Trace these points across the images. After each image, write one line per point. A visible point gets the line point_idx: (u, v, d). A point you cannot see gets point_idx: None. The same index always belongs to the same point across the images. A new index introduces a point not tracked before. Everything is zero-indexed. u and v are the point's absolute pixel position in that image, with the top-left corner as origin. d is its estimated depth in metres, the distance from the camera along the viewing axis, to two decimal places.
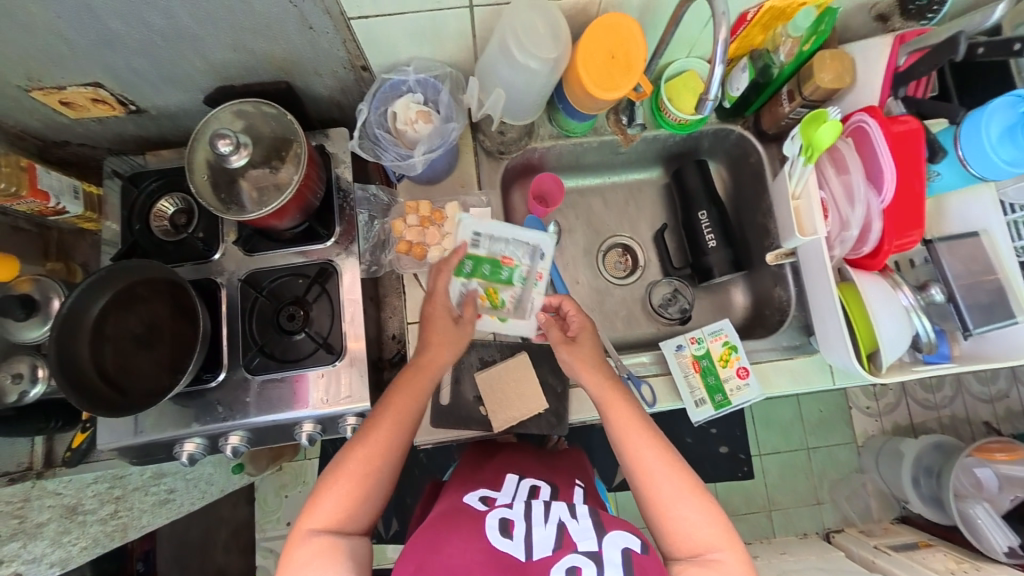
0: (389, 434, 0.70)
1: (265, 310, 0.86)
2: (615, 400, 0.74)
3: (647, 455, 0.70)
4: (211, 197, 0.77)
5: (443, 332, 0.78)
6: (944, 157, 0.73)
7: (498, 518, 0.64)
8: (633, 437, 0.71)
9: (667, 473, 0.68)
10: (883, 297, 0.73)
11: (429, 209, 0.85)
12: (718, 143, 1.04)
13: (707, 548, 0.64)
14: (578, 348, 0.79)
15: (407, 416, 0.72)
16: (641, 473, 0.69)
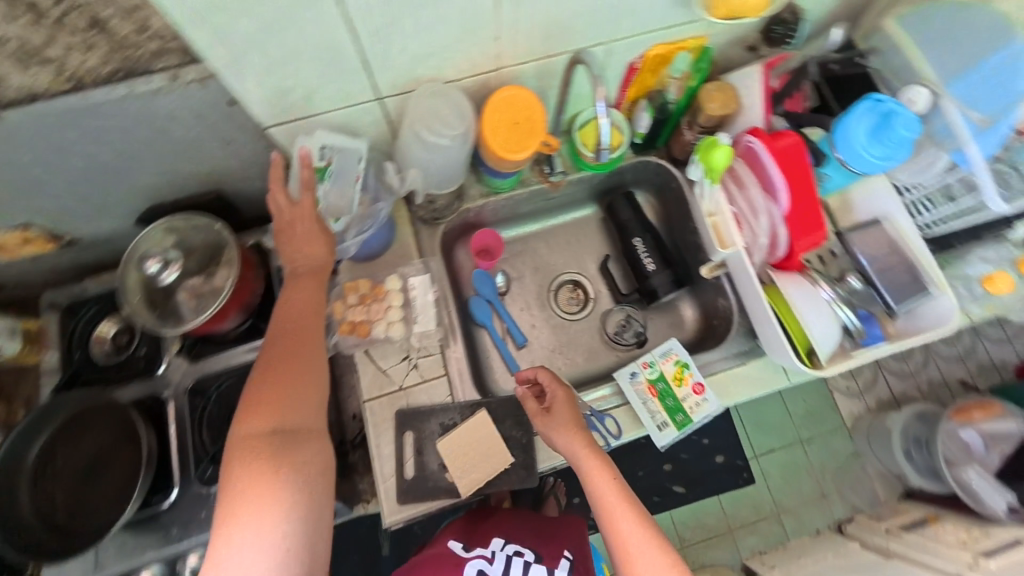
0: (309, 324, 0.73)
1: (214, 416, 0.85)
2: (598, 472, 0.73)
3: (631, 536, 0.69)
4: (148, 316, 0.77)
5: (314, 234, 0.77)
6: (827, 161, 0.80)
7: None
8: (615, 512, 0.71)
9: (648, 551, 0.68)
10: (809, 298, 0.77)
11: (368, 286, 0.88)
12: (641, 174, 1.10)
13: None
14: (555, 417, 0.78)
15: (313, 315, 0.74)
16: (624, 556, 0.68)
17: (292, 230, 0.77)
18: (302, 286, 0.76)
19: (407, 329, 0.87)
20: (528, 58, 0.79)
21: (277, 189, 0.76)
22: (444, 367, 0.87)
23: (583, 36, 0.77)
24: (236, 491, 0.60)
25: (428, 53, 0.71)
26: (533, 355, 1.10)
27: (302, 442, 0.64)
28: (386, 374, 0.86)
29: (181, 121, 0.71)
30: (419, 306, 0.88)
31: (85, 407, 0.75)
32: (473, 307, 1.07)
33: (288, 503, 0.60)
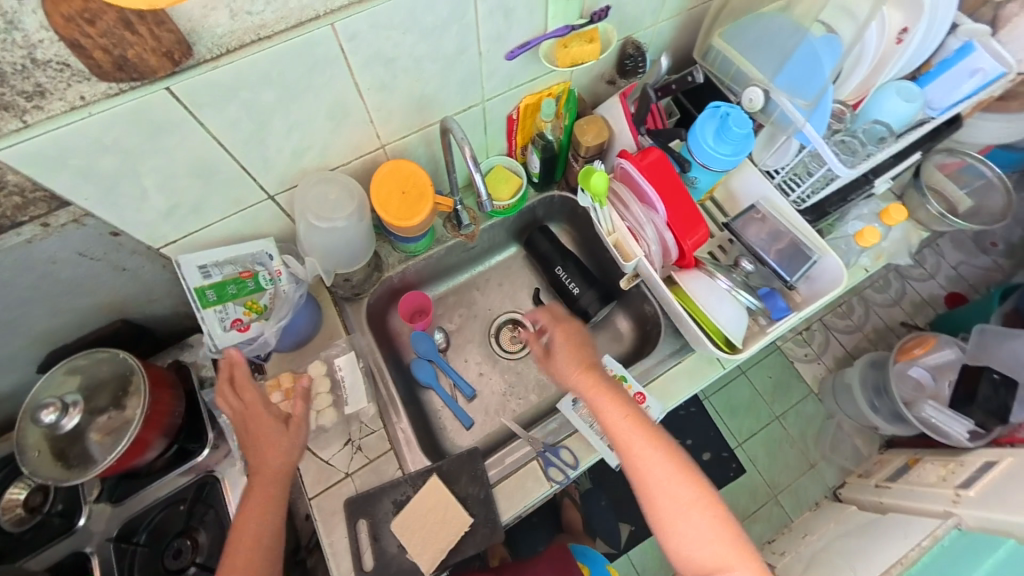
0: (263, 526, 0.74)
1: (146, 560, 0.82)
2: (610, 415, 0.78)
3: (652, 471, 0.74)
4: (55, 469, 0.73)
5: (269, 430, 0.77)
6: (690, 165, 0.88)
7: None
8: (637, 450, 0.75)
9: (672, 484, 0.73)
10: (709, 289, 0.84)
11: (290, 380, 0.85)
12: (550, 207, 1.17)
13: (711, 560, 0.70)
14: (557, 357, 0.85)
15: (267, 518, 0.75)
16: (645, 487, 0.74)
17: (252, 419, 0.78)
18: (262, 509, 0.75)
19: (338, 413, 0.87)
20: (407, 130, 0.83)
21: (228, 390, 0.78)
22: (389, 441, 0.87)
23: (450, 102, 0.83)
24: None
25: (304, 146, 0.74)
26: (487, 402, 1.10)
27: None
28: (330, 464, 0.85)
29: (64, 263, 0.71)
30: (346, 385, 0.88)
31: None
32: (416, 369, 1.07)
33: None
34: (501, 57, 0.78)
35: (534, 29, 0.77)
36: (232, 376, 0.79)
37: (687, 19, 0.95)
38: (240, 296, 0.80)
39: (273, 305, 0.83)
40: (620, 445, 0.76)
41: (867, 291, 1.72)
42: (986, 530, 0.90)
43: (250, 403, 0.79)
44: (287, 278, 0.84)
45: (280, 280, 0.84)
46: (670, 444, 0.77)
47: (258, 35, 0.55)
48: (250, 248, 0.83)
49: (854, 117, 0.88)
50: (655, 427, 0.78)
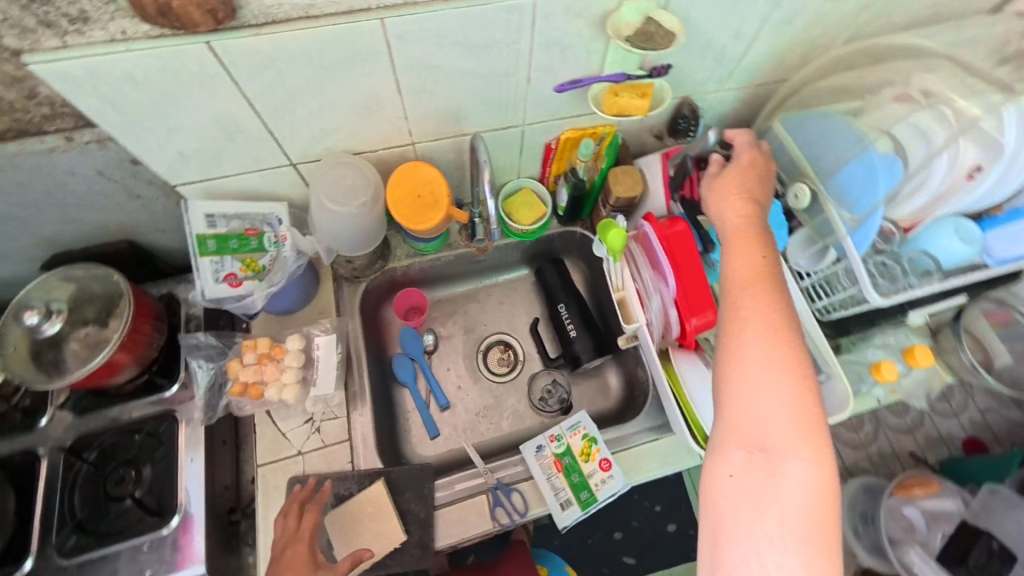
0: None
1: (88, 477, 0.81)
2: (734, 244, 0.65)
3: (750, 313, 0.58)
4: (28, 369, 0.75)
5: (301, 574, 0.70)
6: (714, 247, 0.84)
7: None
8: (744, 286, 0.60)
9: (766, 336, 0.56)
10: (701, 378, 0.80)
11: (267, 345, 0.85)
12: (568, 242, 1.15)
13: (766, 441, 0.52)
14: (723, 179, 0.73)
15: None
16: (733, 333, 0.58)
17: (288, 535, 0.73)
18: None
19: (303, 393, 0.85)
20: (439, 135, 0.84)
21: (290, 511, 0.75)
22: (348, 432, 0.86)
23: (486, 115, 0.83)
24: None
25: (333, 128, 0.75)
26: (457, 417, 1.08)
27: None
28: (286, 438, 0.85)
29: (81, 178, 0.74)
30: (320, 366, 0.86)
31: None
32: (396, 365, 1.06)
33: None
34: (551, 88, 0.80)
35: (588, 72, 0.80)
36: (300, 497, 0.77)
37: (750, 94, 0.95)
38: (239, 252, 0.81)
39: (270, 268, 0.84)
40: (731, 283, 0.61)
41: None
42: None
43: (302, 530, 0.73)
44: (290, 247, 0.85)
45: (283, 246, 0.85)
46: (793, 318, 0.58)
47: (306, 13, 0.56)
48: (261, 208, 0.84)
49: (902, 241, 0.82)
50: (783, 287, 0.60)
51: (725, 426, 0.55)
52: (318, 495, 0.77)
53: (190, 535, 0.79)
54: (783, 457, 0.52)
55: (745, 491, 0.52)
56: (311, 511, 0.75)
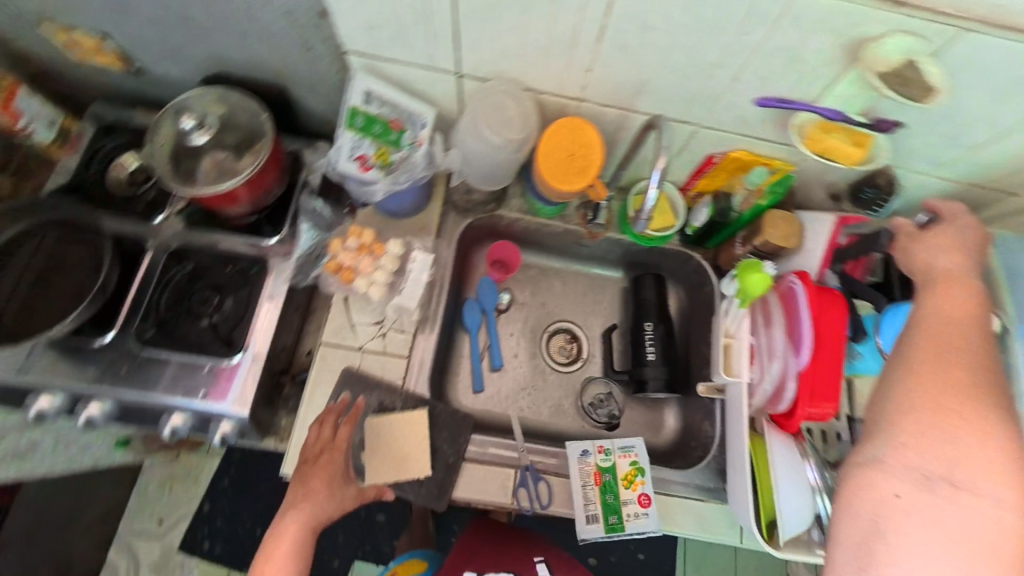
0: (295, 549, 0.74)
1: (180, 285, 0.87)
2: (944, 287, 0.60)
3: (960, 351, 0.53)
4: (166, 167, 0.79)
5: (330, 468, 0.78)
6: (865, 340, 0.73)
7: None
8: (950, 325, 0.56)
9: (977, 377, 0.51)
10: (791, 467, 0.71)
11: (370, 238, 0.87)
12: (679, 265, 1.05)
13: (956, 476, 0.46)
14: (939, 227, 0.67)
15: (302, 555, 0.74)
16: (934, 360, 0.53)
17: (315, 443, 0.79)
18: (288, 536, 0.74)
19: (386, 295, 0.87)
20: (610, 103, 0.79)
21: (326, 421, 0.80)
22: (409, 350, 0.88)
23: (673, 95, 0.75)
24: None
25: (516, 54, 0.71)
26: (499, 382, 1.05)
27: None
28: (351, 329, 0.87)
29: (269, 10, 0.74)
30: (409, 279, 0.87)
31: (69, 219, 0.84)
32: (465, 310, 1.04)
33: None
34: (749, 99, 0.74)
35: (802, 98, 0.72)
36: (338, 408, 0.82)
37: (959, 191, 0.83)
38: (378, 139, 0.80)
39: (397, 166, 0.82)
40: (935, 319, 0.57)
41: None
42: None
43: (338, 442, 0.80)
44: (424, 153, 0.83)
45: (417, 150, 0.82)
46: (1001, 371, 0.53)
47: None
48: (412, 105, 0.82)
49: None
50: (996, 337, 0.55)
51: (902, 430, 0.50)
52: (353, 413, 0.82)
53: (227, 381, 0.83)
54: (973, 496, 0.45)
55: (925, 507, 0.46)
56: (345, 427, 0.81)
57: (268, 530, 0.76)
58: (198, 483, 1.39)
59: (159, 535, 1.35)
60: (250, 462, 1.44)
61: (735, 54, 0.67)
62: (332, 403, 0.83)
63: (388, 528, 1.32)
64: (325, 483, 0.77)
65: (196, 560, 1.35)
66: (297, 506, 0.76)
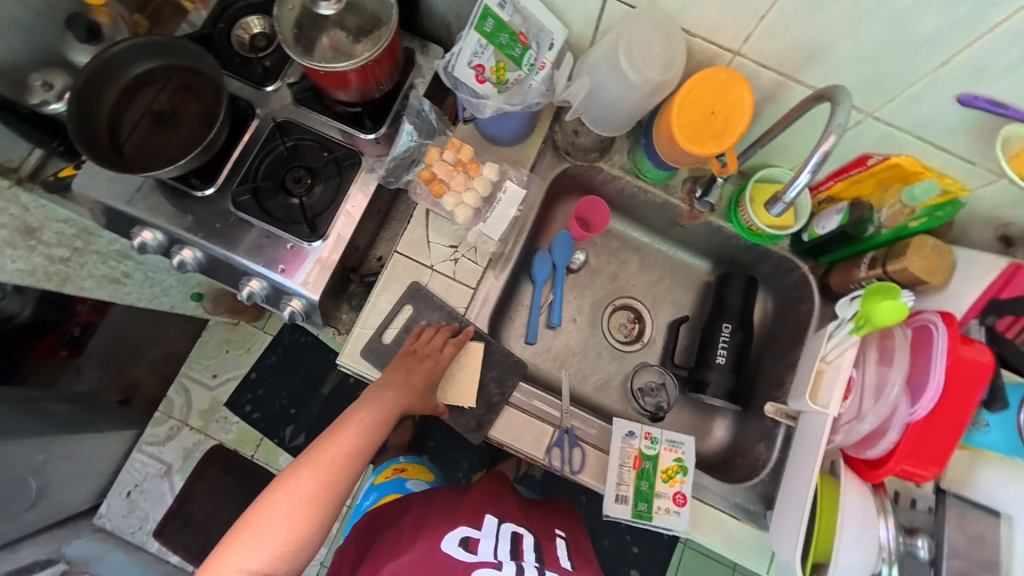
0: (363, 433, 0.79)
1: (281, 159, 0.89)
2: None
3: None
4: (288, 32, 0.78)
5: (402, 377, 0.81)
6: (1002, 409, 0.66)
7: (463, 536, 0.72)
8: None
9: None
10: (861, 519, 0.66)
11: (468, 156, 0.85)
12: (777, 273, 0.93)
13: None
14: None
15: (364, 444, 0.78)
16: None
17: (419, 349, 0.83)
18: (366, 420, 0.80)
19: (471, 220, 0.86)
20: (769, 64, 0.67)
21: (442, 333, 0.84)
22: (476, 283, 0.89)
23: (853, 65, 0.62)
24: (235, 534, 0.70)
25: None
26: (550, 341, 1.02)
27: (279, 515, 0.70)
28: (426, 246, 0.88)
29: None
30: (496, 209, 0.86)
31: (188, 64, 0.84)
32: (536, 261, 0.99)
33: (247, 553, 0.68)
34: (949, 94, 0.60)
35: None
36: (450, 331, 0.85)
37: None
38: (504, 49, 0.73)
39: (512, 87, 0.76)
40: None
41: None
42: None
43: (443, 356, 0.83)
44: (543, 79, 0.77)
45: (537, 74, 0.76)
46: None
47: None
48: (546, 20, 0.74)
49: None
50: None
51: None
52: (461, 339, 0.84)
53: (298, 261, 0.86)
54: None
55: None
56: (450, 347, 0.84)
57: (354, 403, 0.83)
58: (251, 352, 1.55)
59: (208, 388, 1.48)
60: None
61: (956, 30, 0.53)
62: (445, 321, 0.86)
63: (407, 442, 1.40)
64: (422, 383, 0.81)
65: (236, 419, 1.49)
66: (383, 393, 0.81)
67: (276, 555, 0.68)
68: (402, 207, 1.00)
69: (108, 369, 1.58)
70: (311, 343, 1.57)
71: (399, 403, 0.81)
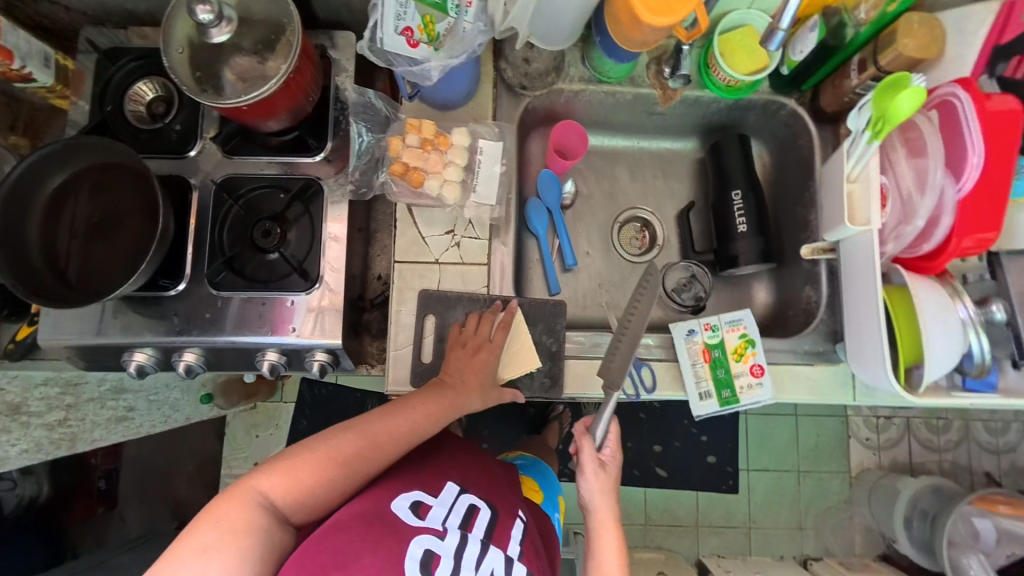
0: (424, 420, 0.74)
1: (239, 220, 0.81)
2: None
3: None
4: (188, 76, 0.70)
5: (470, 367, 0.78)
6: None
7: (412, 501, 0.70)
8: None
9: None
10: (939, 311, 0.66)
11: (432, 131, 0.80)
12: (766, 120, 0.92)
13: None
14: None
15: (417, 434, 0.73)
16: None
17: (463, 347, 0.79)
18: (421, 411, 0.74)
19: (462, 196, 0.82)
20: None
21: (482, 322, 0.80)
22: (487, 257, 0.83)
23: None
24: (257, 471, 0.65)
25: None
26: (574, 283, 0.98)
27: (305, 466, 0.66)
28: (424, 243, 0.82)
29: None
30: (482, 173, 0.81)
31: (108, 160, 0.76)
32: (531, 211, 0.94)
33: (264, 490, 0.63)
34: None
35: None
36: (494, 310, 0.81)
37: None
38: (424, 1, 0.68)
39: (446, 38, 0.71)
40: None
41: (977, 424, 1.52)
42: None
43: (495, 342, 0.79)
44: (475, 16, 0.71)
45: (466, 14, 0.71)
46: None
47: None
48: None
49: None
50: None
51: None
52: (507, 316, 0.80)
53: (286, 322, 0.79)
54: None
55: None
56: (499, 330, 0.80)
57: (415, 391, 0.76)
58: (280, 426, 1.49)
59: None
60: (323, 401, 1.49)
61: None
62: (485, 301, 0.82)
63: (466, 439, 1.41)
64: (479, 381, 0.78)
65: None
66: (443, 390, 0.76)
67: (291, 493, 0.65)
68: (380, 217, 0.93)
69: (150, 502, 1.53)
70: (332, 392, 1.49)
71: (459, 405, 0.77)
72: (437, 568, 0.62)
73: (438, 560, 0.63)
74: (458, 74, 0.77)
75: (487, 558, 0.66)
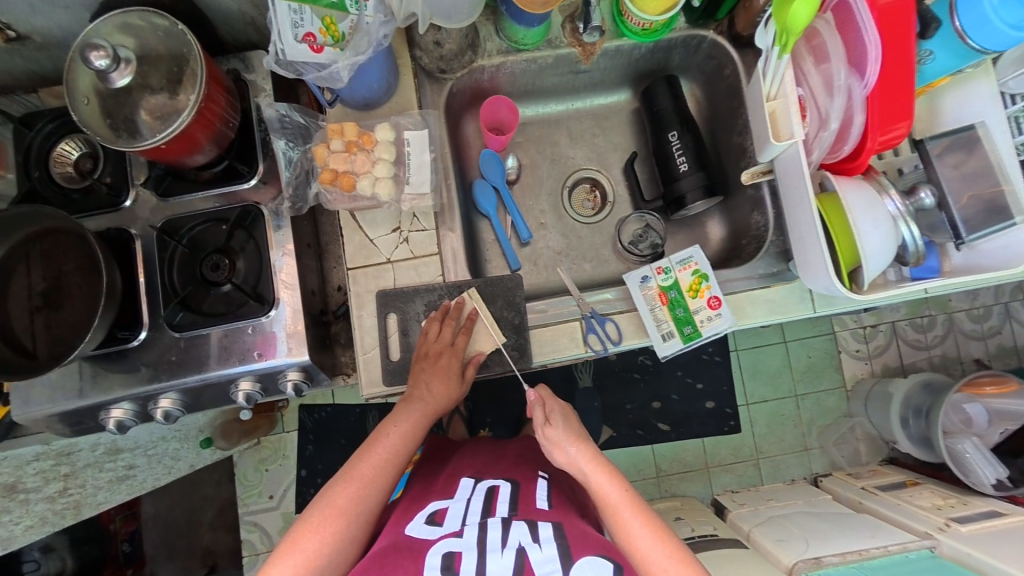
0: (408, 435, 0.76)
1: (185, 260, 0.80)
2: None
3: None
4: (101, 126, 0.68)
5: (441, 379, 0.77)
6: (937, 29, 0.71)
7: (429, 513, 0.73)
8: None
9: None
10: (867, 205, 0.69)
11: (355, 132, 0.80)
12: (690, 56, 0.93)
13: None
14: None
15: (406, 451, 0.75)
16: None
17: (431, 357, 0.78)
18: (400, 432, 0.75)
19: (396, 190, 0.82)
20: None
21: (433, 322, 0.79)
22: (437, 246, 0.83)
23: None
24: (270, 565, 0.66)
25: None
26: (536, 256, 0.99)
27: (306, 532, 0.67)
28: (373, 245, 0.83)
29: None
30: (411, 163, 0.81)
31: (43, 227, 0.75)
32: (477, 193, 0.94)
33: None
34: None
35: None
36: (442, 311, 0.80)
37: None
38: (320, 4, 0.66)
39: (352, 36, 0.70)
40: None
41: (959, 314, 1.57)
42: (958, 563, 0.99)
43: (458, 346, 0.78)
44: (374, 8, 0.71)
45: (366, 8, 0.70)
46: None
47: None
48: None
49: None
50: None
51: None
52: (468, 324, 0.80)
53: (271, 349, 0.79)
54: None
55: None
56: (465, 335, 0.79)
57: (386, 417, 0.77)
58: (288, 456, 1.48)
59: (275, 507, 1.46)
60: (326, 424, 1.50)
61: None
62: (448, 304, 0.81)
63: (469, 430, 1.43)
64: (447, 385, 0.78)
65: None
66: (412, 404, 0.77)
67: (308, 568, 0.65)
68: (329, 229, 0.93)
69: (176, 556, 1.53)
70: (332, 414, 1.50)
71: (441, 407, 0.79)
72: (461, 563, 0.63)
73: (459, 557, 0.63)
74: (365, 72, 0.76)
75: (512, 529, 0.68)
